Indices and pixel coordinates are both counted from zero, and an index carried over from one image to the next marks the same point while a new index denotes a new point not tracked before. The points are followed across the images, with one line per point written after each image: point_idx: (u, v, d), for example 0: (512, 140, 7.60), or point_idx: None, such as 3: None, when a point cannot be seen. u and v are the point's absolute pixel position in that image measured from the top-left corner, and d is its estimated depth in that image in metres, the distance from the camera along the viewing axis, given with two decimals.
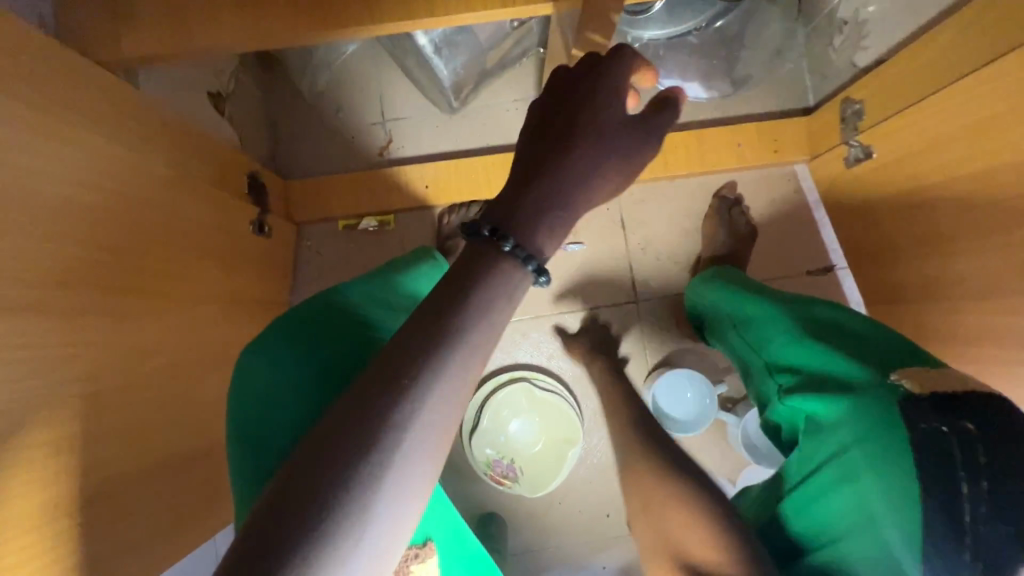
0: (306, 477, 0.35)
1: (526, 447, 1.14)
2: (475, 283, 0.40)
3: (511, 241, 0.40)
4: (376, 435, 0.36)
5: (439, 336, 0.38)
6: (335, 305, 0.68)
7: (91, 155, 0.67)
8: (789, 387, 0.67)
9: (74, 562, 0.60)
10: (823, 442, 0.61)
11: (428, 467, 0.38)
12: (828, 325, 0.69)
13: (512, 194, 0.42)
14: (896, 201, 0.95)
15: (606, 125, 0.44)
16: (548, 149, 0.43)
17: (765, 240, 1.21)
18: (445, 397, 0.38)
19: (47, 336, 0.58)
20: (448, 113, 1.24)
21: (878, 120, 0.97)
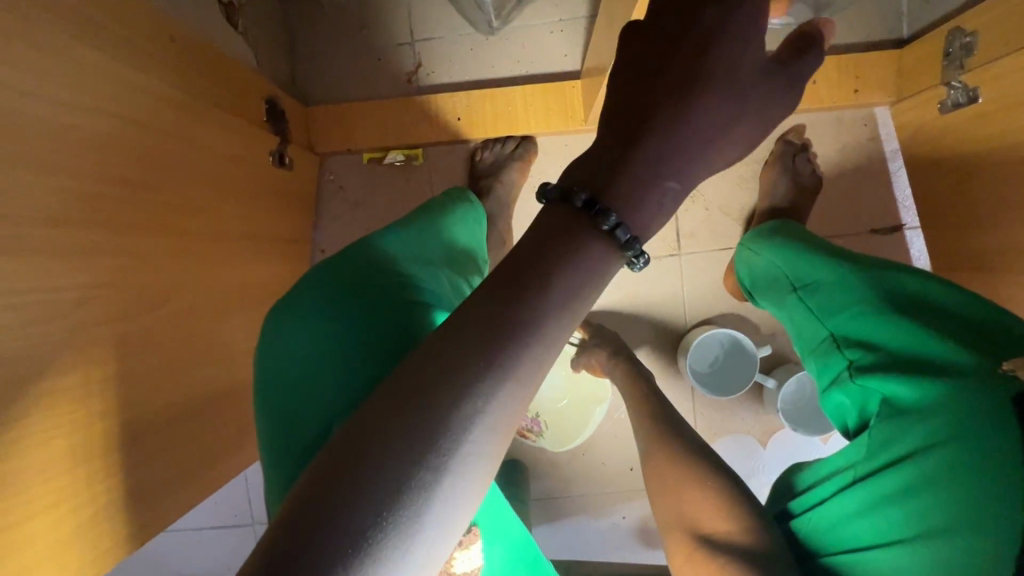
0: (364, 465, 0.31)
1: (552, 401, 1.13)
2: (557, 265, 0.36)
3: (612, 218, 0.37)
4: (433, 430, 0.32)
5: (521, 320, 0.35)
6: (382, 253, 0.66)
7: (98, 76, 0.59)
8: (864, 366, 0.61)
9: (110, 503, 0.60)
10: (901, 428, 0.55)
11: (490, 466, 0.34)
12: (914, 300, 0.63)
13: (620, 159, 0.38)
14: (997, 156, 0.83)
15: (733, 76, 0.39)
16: (663, 100, 0.38)
17: (828, 192, 1.10)
18: (516, 390, 0.35)
19: (64, 278, 0.54)
20: (485, 34, 1.11)
21: (991, 57, 0.83)
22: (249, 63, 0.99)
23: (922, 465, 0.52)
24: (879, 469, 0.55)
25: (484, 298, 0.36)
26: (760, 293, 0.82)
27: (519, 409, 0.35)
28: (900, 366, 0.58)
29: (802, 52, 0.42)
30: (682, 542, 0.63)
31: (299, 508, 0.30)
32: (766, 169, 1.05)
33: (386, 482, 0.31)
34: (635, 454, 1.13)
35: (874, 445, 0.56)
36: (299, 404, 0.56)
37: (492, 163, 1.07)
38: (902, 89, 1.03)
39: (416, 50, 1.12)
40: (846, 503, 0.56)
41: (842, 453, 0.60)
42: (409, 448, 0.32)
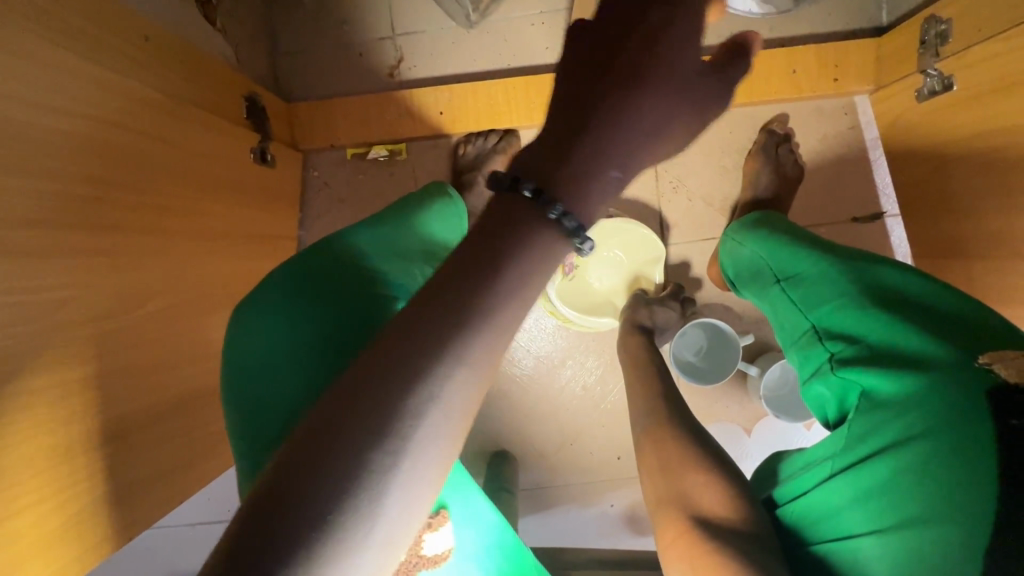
0: (307, 468, 0.31)
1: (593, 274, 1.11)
2: (504, 255, 0.37)
3: (557, 208, 0.37)
4: (388, 426, 0.33)
5: (463, 312, 0.35)
6: (350, 253, 0.65)
7: (77, 77, 0.60)
8: (844, 358, 0.61)
9: (93, 500, 0.60)
10: (879, 421, 0.55)
11: (448, 456, 0.35)
12: (895, 292, 0.63)
13: (566, 147, 0.39)
14: (971, 144, 0.84)
15: (671, 73, 0.41)
16: (610, 93, 0.40)
17: (810, 181, 1.11)
18: (470, 379, 0.35)
19: (48, 277, 0.55)
20: (465, 28, 1.11)
21: (966, 44, 0.84)
22: (229, 60, 0.99)
23: (902, 461, 0.51)
24: (858, 462, 0.54)
25: (435, 291, 0.36)
26: (743, 285, 0.82)
27: (472, 397, 0.36)
28: (880, 359, 0.57)
29: (735, 63, 0.45)
30: (674, 523, 0.61)
31: (256, 509, 0.31)
32: (749, 159, 1.06)
33: (344, 479, 0.31)
34: (623, 443, 1.14)
35: (850, 439, 0.56)
36: (260, 394, 0.57)
37: (475, 157, 1.05)
38: (882, 77, 1.03)
39: (396, 45, 1.12)
40: (828, 496, 0.56)
41: (823, 445, 0.59)
42: (365, 444, 0.32)
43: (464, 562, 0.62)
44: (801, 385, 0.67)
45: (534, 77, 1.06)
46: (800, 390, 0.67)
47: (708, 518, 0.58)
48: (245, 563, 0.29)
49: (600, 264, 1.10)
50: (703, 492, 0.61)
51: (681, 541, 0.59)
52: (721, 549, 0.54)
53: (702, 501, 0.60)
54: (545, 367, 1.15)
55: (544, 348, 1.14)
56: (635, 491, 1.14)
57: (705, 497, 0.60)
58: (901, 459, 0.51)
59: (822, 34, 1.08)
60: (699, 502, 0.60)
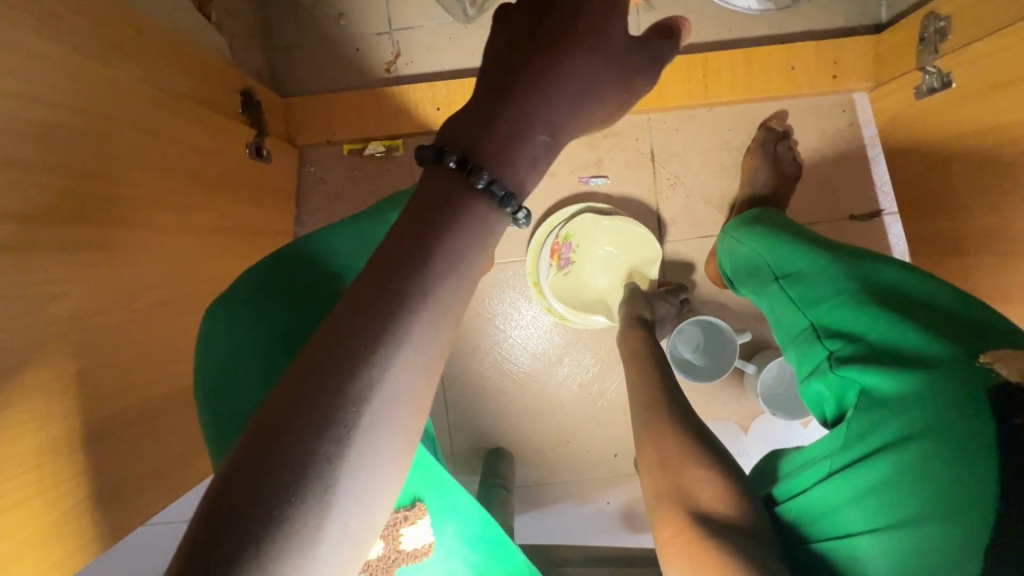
0: (258, 460, 0.30)
1: (590, 269, 1.11)
2: (439, 232, 0.37)
3: (484, 176, 0.37)
4: (337, 411, 0.32)
5: (402, 293, 0.35)
6: (329, 255, 0.60)
7: (67, 69, 0.59)
8: (843, 356, 0.60)
9: (85, 496, 0.60)
10: (877, 420, 0.54)
11: (402, 439, 0.35)
12: (893, 289, 0.63)
13: (491, 115, 0.39)
14: (970, 142, 0.84)
15: (597, 41, 0.42)
16: (533, 63, 0.40)
17: (809, 179, 1.10)
18: (417, 358, 0.35)
19: (41, 271, 0.55)
20: (462, 23, 1.10)
21: (966, 41, 0.83)
22: (224, 54, 0.98)
23: (903, 461, 0.51)
24: (856, 461, 0.54)
25: (377, 272, 0.36)
26: (742, 283, 0.82)
27: (423, 379, 0.36)
28: (880, 357, 0.57)
29: (664, 38, 0.46)
30: (672, 517, 0.60)
31: (210, 509, 0.29)
32: (747, 156, 1.06)
33: (299, 471, 0.30)
34: (620, 440, 1.14)
35: (848, 437, 0.55)
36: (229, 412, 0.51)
37: None
38: (881, 74, 1.03)
39: (393, 40, 1.11)
40: (827, 496, 0.55)
41: (821, 443, 0.59)
42: (319, 433, 0.31)
43: (451, 559, 0.61)
44: (800, 383, 0.66)
45: None
46: (800, 388, 0.66)
47: (707, 515, 0.58)
48: (205, 562, 0.28)
49: (597, 259, 1.10)
50: (702, 487, 0.60)
51: (678, 538, 0.58)
52: (716, 548, 0.54)
53: (700, 497, 0.59)
54: (542, 364, 1.14)
55: (541, 344, 1.14)
56: (631, 488, 1.14)
57: (704, 495, 0.59)
58: (901, 459, 0.51)
59: (821, 31, 1.07)
60: (699, 499, 0.59)
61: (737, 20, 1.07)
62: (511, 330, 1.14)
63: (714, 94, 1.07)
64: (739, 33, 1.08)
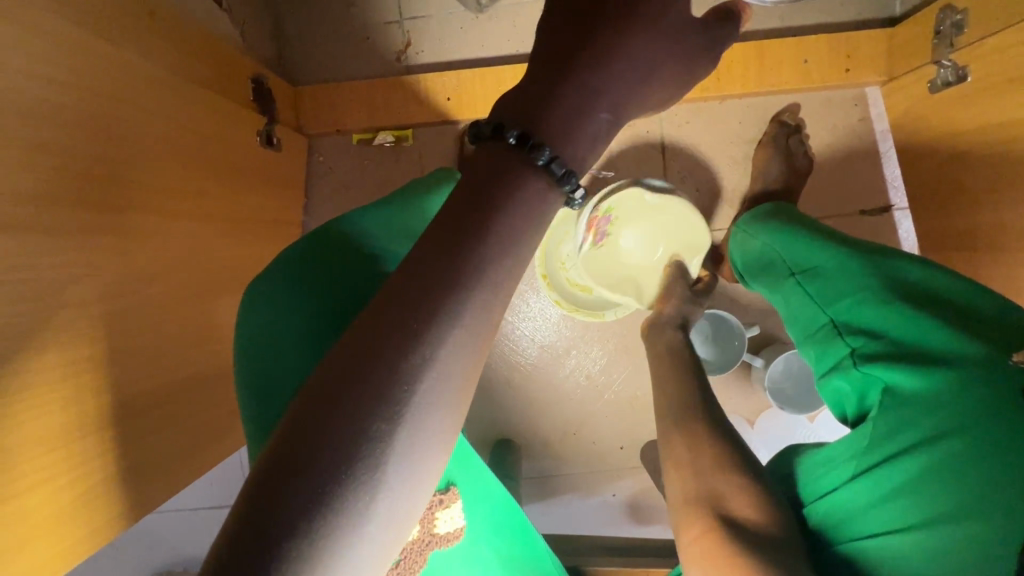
0: (303, 450, 0.30)
1: (628, 243, 1.05)
2: (491, 221, 0.37)
3: (545, 153, 0.38)
4: (385, 394, 0.32)
5: (451, 281, 0.35)
6: (356, 237, 0.58)
7: (82, 53, 0.58)
8: (867, 353, 0.60)
9: (101, 482, 0.60)
10: (906, 418, 0.54)
11: (448, 423, 0.34)
12: (918, 286, 0.63)
13: (554, 92, 0.39)
14: (984, 136, 0.83)
15: (661, 22, 0.42)
16: (597, 40, 0.40)
17: (820, 173, 1.10)
18: (466, 341, 0.35)
19: (58, 255, 0.55)
20: (473, 13, 1.09)
21: (982, 35, 0.83)
22: (235, 41, 0.97)
23: (931, 460, 0.51)
24: (882, 461, 0.54)
25: (426, 252, 0.35)
26: (754, 278, 0.82)
27: (471, 370, 0.35)
28: (905, 356, 0.57)
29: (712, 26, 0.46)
30: (699, 521, 0.59)
31: (257, 486, 0.29)
32: (759, 149, 1.05)
33: (348, 453, 0.30)
34: (626, 433, 1.14)
35: (876, 435, 0.55)
36: (265, 396, 0.48)
37: None
38: (894, 68, 1.02)
39: (404, 29, 1.10)
40: (853, 494, 0.56)
41: (842, 443, 0.59)
42: (368, 415, 0.31)
43: (476, 544, 0.62)
44: (819, 381, 0.66)
45: None
46: (818, 386, 0.66)
47: (743, 523, 0.57)
48: (254, 550, 0.28)
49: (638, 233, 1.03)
50: (733, 495, 0.60)
51: (705, 543, 0.57)
52: (745, 552, 0.54)
53: (736, 509, 0.59)
54: (550, 357, 1.14)
55: (548, 337, 1.14)
56: (637, 481, 1.15)
57: (736, 503, 0.59)
58: (928, 457, 0.51)
59: (834, 24, 1.07)
60: (731, 508, 0.59)
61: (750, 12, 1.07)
62: (520, 323, 1.14)
63: (726, 87, 1.06)
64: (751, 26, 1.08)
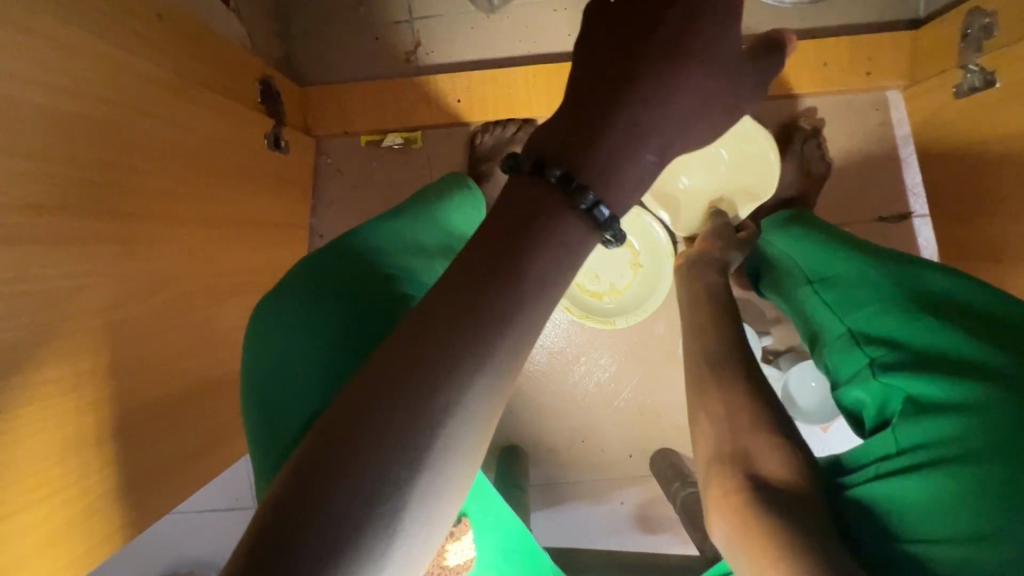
0: (325, 486, 0.29)
1: (693, 169, 0.98)
2: (528, 253, 0.34)
3: (590, 197, 0.35)
4: (403, 420, 0.30)
5: (482, 315, 0.33)
6: (367, 250, 0.57)
7: (84, 58, 0.57)
8: (888, 363, 0.58)
9: (105, 494, 0.59)
10: (928, 429, 0.52)
11: (466, 456, 0.32)
12: (945, 298, 0.60)
13: (598, 130, 0.36)
14: (1011, 144, 0.80)
15: (712, 55, 0.38)
16: (646, 74, 0.36)
17: (837, 179, 1.07)
18: (493, 378, 0.33)
19: (60, 266, 0.53)
20: (484, 14, 1.07)
21: (1012, 39, 0.80)
22: (242, 41, 0.96)
23: (954, 472, 0.48)
24: (905, 468, 0.50)
25: (451, 285, 0.34)
26: (770, 286, 0.80)
27: (497, 408, 0.34)
28: (929, 367, 0.55)
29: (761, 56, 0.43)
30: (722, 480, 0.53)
31: (269, 511, 0.29)
32: (774, 155, 1.03)
33: (361, 483, 0.29)
34: (636, 441, 1.13)
35: (894, 443, 0.53)
36: (278, 419, 0.46)
37: (492, 146, 1.02)
38: (916, 72, 1.00)
39: (413, 29, 1.08)
40: (875, 497, 0.51)
41: (861, 449, 0.56)
42: (381, 442, 0.30)
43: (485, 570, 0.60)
44: (835, 391, 0.64)
45: (555, 64, 1.03)
46: (834, 395, 0.64)
47: (773, 486, 0.51)
48: None
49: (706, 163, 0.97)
50: (766, 455, 0.53)
51: (731, 506, 0.51)
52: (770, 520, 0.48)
53: (767, 470, 0.52)
54: (559, 362, 1.13)
55: (558, 342, 1.13)
56: (645, 489, 1.13)
57: (771, 463, 0.52)
58: (954, 469, 0.48)
59: (854, 25, 1.04)
60: (764, 469, 0.52)
61: (768, 13, 1.04)
62: None
63: None
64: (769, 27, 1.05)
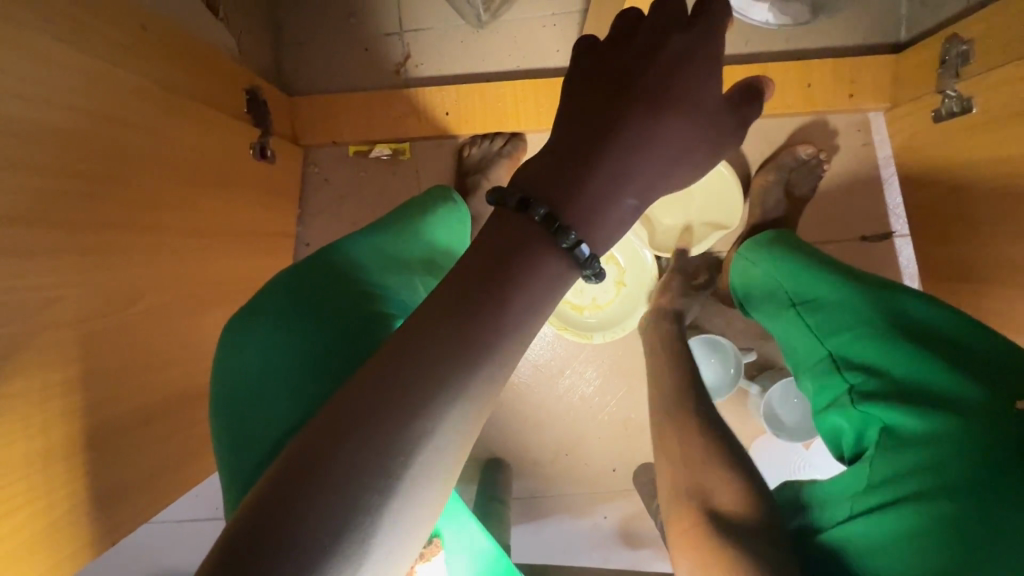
0: (282, 520, 0.28)
1: (672, 204, 1.05)
2: (511, 288, 0.34)
3: (572, 236, 0.34)
4: (381, 461, 0.30)
5: (460, 350, 0.33)
6: (347, 268, 0.57)
7: (63, 66, 0.56)
8: (866, 391, 0.59)
9: (78, 507, 0.58)
10: (906, 463, 0.52)
11: (437, 493, 0.32)
12: (923, 327, 0.61)
13: (579, 172, 0.36)
14: (988, 168, 0.82)
15: (693, 101, 0.38)
16: (626, 121, 0.36)
17: (821, 198, 1.09)
18: (473, 415, 0.33)
19: (33, 277, 0.52)
20: (476, 28, 1.08)
21: (990, 66, 0.81)
22: (231, 50, 0.96)
23: (925, 506, 0.48)
24: (881, 501, 0.51)
25: (431, 316, 0.33)
26: (753, 307, 0.81)
27: (471, 438, 0.33)
28: (905, 397, 0.56)
29: (744, 100, 0.42)
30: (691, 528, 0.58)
31: (229, 556, 0.28)
32: (761, 175, 1.04)
33: (323, 518, 0.28)
34: (620, 456, 1.13)
35: (870, 474, 0.54)
36: (251, 440, 0.47)
37: (480, 159, 1.03)
38: (898, 95, 1.01)
39: (404, 42, 1.09)
40: (847, 534, 0.52)
41: (836, 480, 0.56)
42: (345, 475, 0.29)
43: None
44: (816, 415, 0.64)
45: (543, 80, 1.03)
46: (815, 420, 0.64)
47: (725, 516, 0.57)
48: None
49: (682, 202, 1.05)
50: (719, 486, 0.60)
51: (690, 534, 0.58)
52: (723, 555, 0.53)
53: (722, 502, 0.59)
54: (543, 376, 1.13)
55: (542, 355, 1.13)
56: (627, 504, 1.13)
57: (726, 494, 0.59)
58: (930, 506, 0.47)
59: (837, 48, 1.06)
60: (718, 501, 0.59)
61: (753, 34, 1.06)
62: None
63: None
64: (754, 48, 1.07)
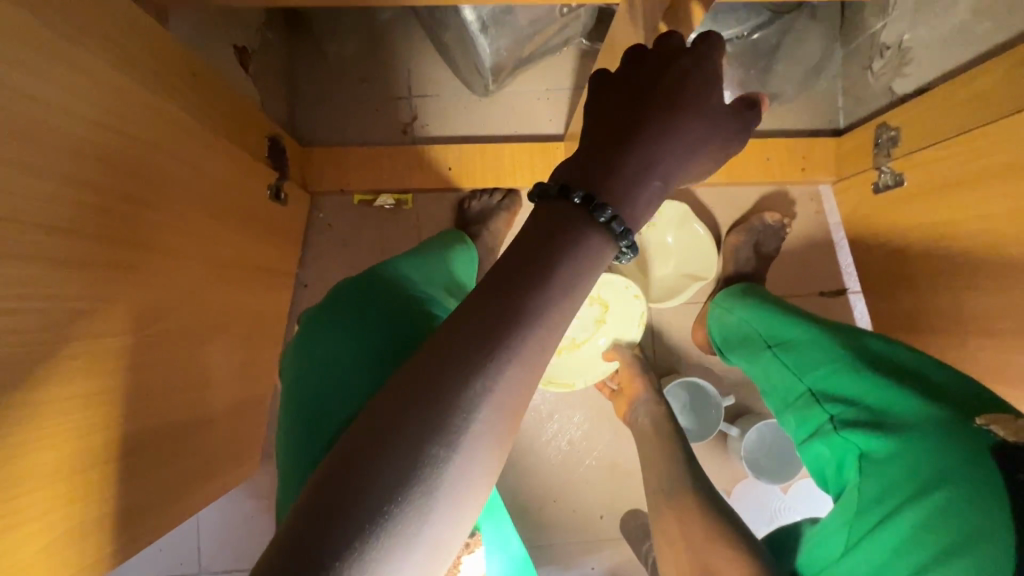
0: (357, 480, 0.32)
1: (656, 253, 1.16)
2: (556, 273, 0.39)
3: (607, 212, 0.40)
4: (439, 425, 0.34)
5: (509, 322, 0.37)
6: (394, 279, 0.61)
7: (125, 99, 0.61)
8: (845, 420, 0.66)
9: (84, 534, 0.55)
10: (887, 483, 0.58)
11: (495, 457, 0.36)
12: (887, 359, 0.69)
13: (612, 162, 0.43)
14: (922, 232, 0.95)
15: (701, 105, 0.47)
16: (648, 121, 0.44)
17: (785, 257, 1.22)
18: (523, 379, 0.37)
19: (75, 288, 0.54)
20: (478, 96, 1.20)
21: (914, 148, 0.97)
22: (254, 102, 1.04)
23: (902, 523, 0.55)
24: (872, 525, 0.58)
25: (480, 297, 0.38)
26: (732, 350, 0.89)
27: (518, 400, 0.37)
28: (877, 423, 0.62)
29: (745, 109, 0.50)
30: None
31: (310, 512, 0.31)
32: (731, 235, 1.16)
33: (392, 474, 0.32)
34: (608, 502, 1.14)
35: (860, 500, 0.60)
36: (317, 427, 0.50)
37: (481, 211, 1.12)
38: (841, 170, 1.18)
39: (412, 105, 1.20)
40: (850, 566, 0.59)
41: (835, 514, 0.63)
42: (409, 438, 0.33)
43: None
44: (803, 446, 0.71)
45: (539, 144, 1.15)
46: (803, 451, 0.71)
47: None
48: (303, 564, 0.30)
49: (663, 251, 1.16)
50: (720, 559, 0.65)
51: None
52: None
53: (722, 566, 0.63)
54: (533, 421, 1.14)
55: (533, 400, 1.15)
56: (617, 553, 1.13)
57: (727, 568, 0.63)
58: (909, 522, 0.54)
59: (787, 130, 1.23)
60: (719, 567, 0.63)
61: None
62: None
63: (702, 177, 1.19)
64: None
